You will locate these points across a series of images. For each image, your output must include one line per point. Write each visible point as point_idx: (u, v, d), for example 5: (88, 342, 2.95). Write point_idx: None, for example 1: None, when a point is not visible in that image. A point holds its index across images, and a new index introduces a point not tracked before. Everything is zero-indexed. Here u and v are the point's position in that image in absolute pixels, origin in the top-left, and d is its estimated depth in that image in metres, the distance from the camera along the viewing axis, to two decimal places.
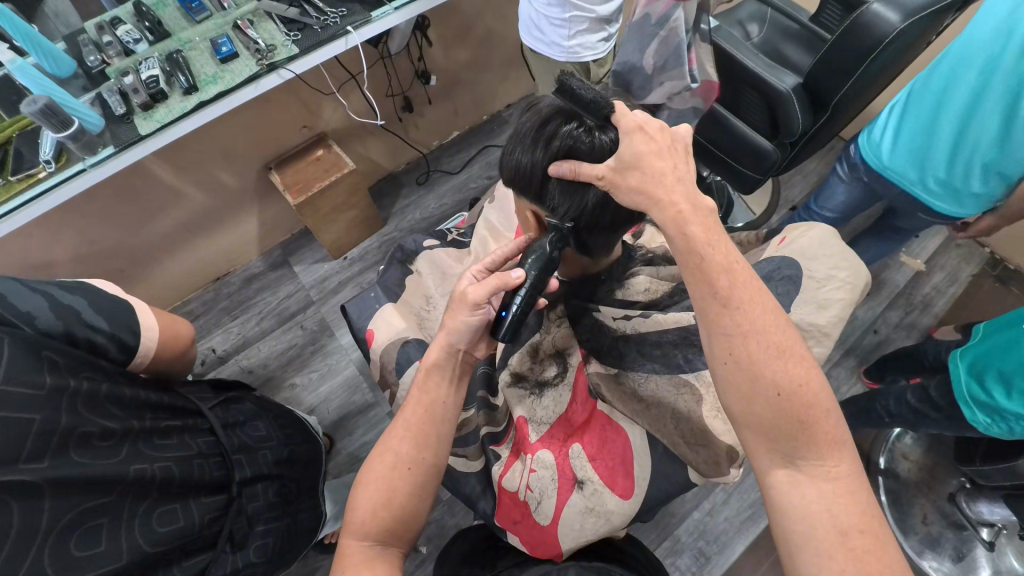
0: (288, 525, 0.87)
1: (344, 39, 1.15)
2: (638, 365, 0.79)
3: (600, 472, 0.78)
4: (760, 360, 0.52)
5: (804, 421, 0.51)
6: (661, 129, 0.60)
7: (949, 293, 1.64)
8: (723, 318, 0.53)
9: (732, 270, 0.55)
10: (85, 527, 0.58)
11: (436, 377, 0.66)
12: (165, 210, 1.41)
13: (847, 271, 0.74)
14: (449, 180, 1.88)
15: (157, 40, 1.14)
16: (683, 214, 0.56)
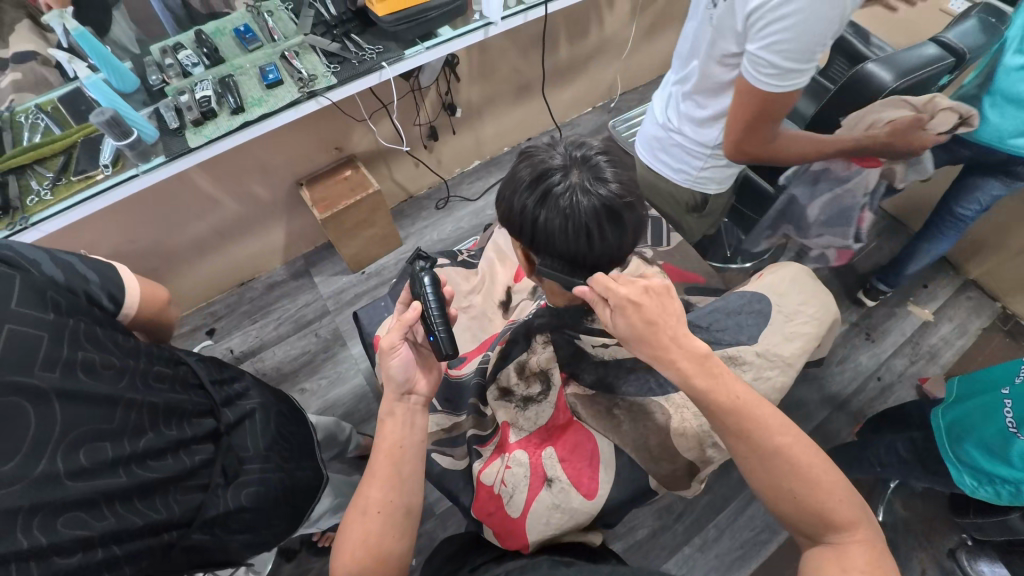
0: (293, 480, 0.89)
1: (378, 72, 1.26)
2: (622, 383, 0.82)
3: (569, 473, 0.81)
4: (776, 473, 0.57)
5: (824, 514, 0.56)
6: (647, 293, 0.64)
7: (955, 345, 1.64)
8: (739, 443, 0.59)
9: (738, 399, 0.60)
10: (83, 447, 0.60)
11: (390, 423, 0.74)
12: (202, 216, 1.53)
13: (814, 308, 0.79)
14: (467, 206, 1.98)
15: (213, 64, 1.27)
16: (683, 369, 0.61)
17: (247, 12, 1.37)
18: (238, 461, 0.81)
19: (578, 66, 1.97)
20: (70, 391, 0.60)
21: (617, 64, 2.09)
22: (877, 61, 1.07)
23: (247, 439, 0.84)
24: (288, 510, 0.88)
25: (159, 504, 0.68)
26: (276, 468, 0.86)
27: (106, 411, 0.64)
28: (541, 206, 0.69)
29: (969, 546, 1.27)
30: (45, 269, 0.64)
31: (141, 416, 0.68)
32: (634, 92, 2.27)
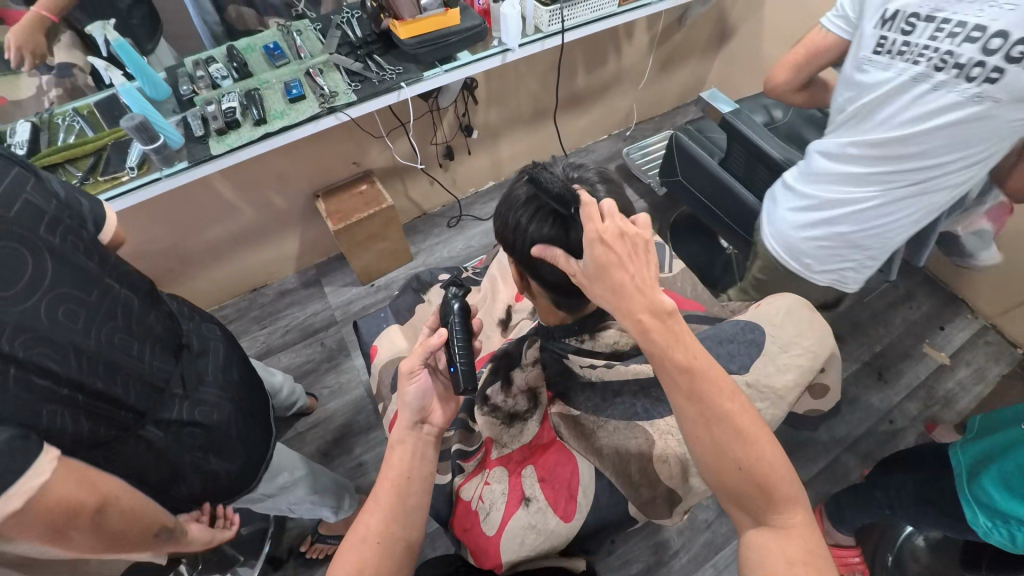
0: (241, 430, 0.90)
1: (397, 92, 1.31)
2: (603, 410, 0.82)
3: (547, 493, 0.82)
4: (723, 442, 0.58)
5: (765, 487, 0.57)
6: (620, 236, 0.63)
7: (973, 391, 1.59)
8: (687, 407, 0.59)
9: (692, 364, 0.60)
10: (68, 304, 0.65)
11: (399, 451, 0.74)
12: (220, 221, 1.58)
13: (810, 341, 0.78)
14: (478, 225, 2.01)
15: (241, 78, 1.33)
16: (642, 323, 0.60)
17: (276, 31, 1.44)
18: (195, 383, 0.84)
19: (595, 94, 2.01)
20: (65, 255, 0.66)
21: (633, 95, 2.12)
22: None
23: (209, 370, 0.87)
24: (232, 458, 0.88)
25: (121, 386, 0.71)
26: (231, 406, 0.89)
27: (93, 285, 0.69)
28: (535, 226, 0.71)
29: None
30: (50, 183, 0.70)
31: (120, 303, 0.73)
32: (650, 122, 2.30)
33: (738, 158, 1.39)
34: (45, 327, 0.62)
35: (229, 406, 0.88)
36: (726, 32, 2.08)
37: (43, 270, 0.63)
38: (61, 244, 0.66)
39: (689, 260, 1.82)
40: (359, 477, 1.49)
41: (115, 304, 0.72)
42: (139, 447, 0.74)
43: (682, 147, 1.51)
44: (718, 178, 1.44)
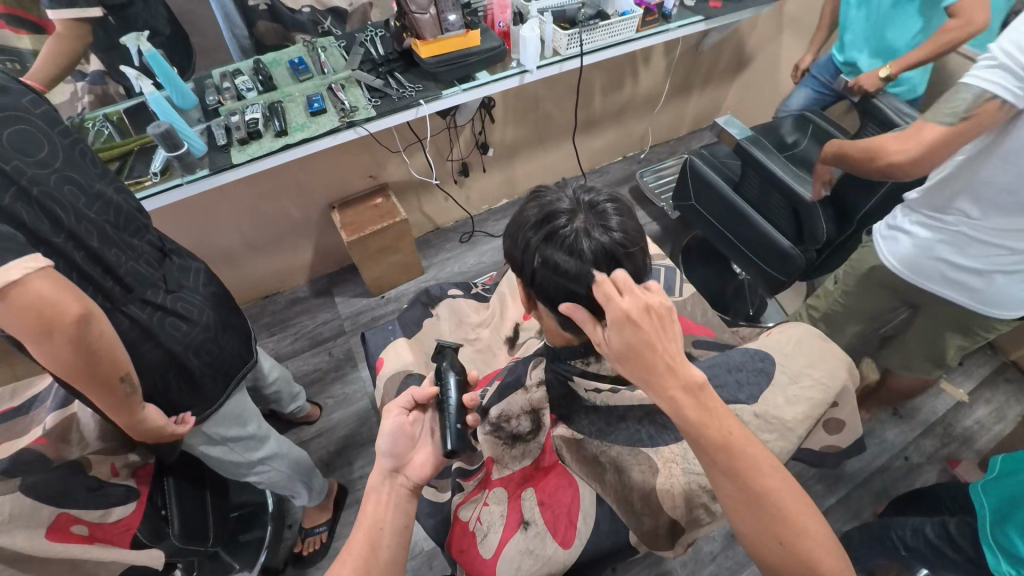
0: (215, 347, 0.94)
1: (415, 109, 1.33)
2: (607, 435, 0.80)
3: (546, 517, 0.81)
4: (764, 517, 0.54)
5: (812, 564, 0.53)
6: (646, 314, 0.59)
7: (993, 431, 1.54)
8: (724, 484, 0.56)
9: (728, 440, 0.57)
10: (71, 184, 0.72)
11: (382, 503, 0.68)
12: (237, 228, 1.61)
13: (821, 373, 0.76)
14: (489, 241, 2.02)
15: (265, 90, 1.37)
16: (676, 401, 0.57)
17: (302, 47, 1.48)
18: (177, 289, 0.89)
19: (611, 117, 2.03)
20: (74, 154, 0.75)
21: (649, 118, 2.14)
22: None
23: (191, 284, 0.93)
24: (201, 367, 0.91)
25: (110, 263, 0.76)
26: (208, 322, 0.93)
27: (96, 183, 0.77)
28: (544, 242, 0.71)
29: None
30: None
31: (116, 206, 0.80)
32: (665, 146, 2.31)
33: (754, 183, 1.38)
34: (50, 193, 0.69)
35: (206, 317, 0.92)
36: (743, 60, 2.10)
37: (55, 153, 0.72)
38: (70, 144, 0.75)
39: (701, 284, 1.80)
40: (359, 490, 1.48)
41: (112, 203, 0.80)
42: (115, 328, 0.78)
43: (697, 171, 1.50)
44: (734, 204, 1.43)
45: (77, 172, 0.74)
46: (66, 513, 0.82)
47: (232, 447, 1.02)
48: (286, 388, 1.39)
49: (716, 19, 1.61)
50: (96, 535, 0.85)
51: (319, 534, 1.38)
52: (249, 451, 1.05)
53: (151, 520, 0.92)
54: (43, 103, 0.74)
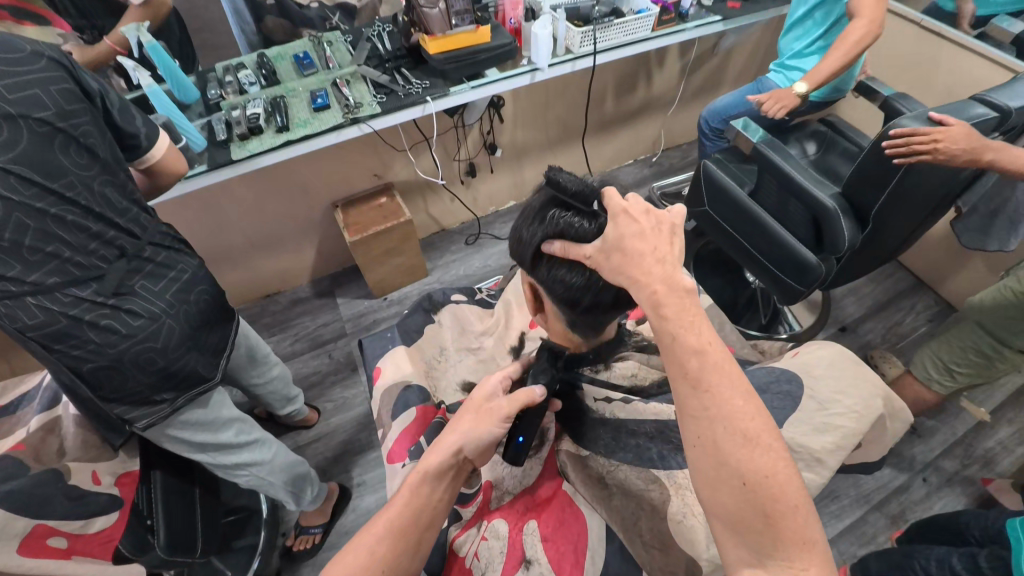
0: (162, 359, 0.84)
1: (422, 106, 1.28)
2: (613, 453, 0.75)
3: (550, 555, 0.71)
4: (726, 446, 0.44)
5: (774, 519, 0.42)
6: (646, 211, 0.55)
7: (1016, 453, 1.46)
8: (688, 396, 0.46)
9: (704, 351, 0.47)
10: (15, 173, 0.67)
11: (431, 483, 0.65)
12: (238, 227, 1.57)
13: (853, 400, 0.70)
14: (495, 244, 1.96)
15: (268, 85, 1.33)
16: (658, 296, 0.49)
17: (308, 42, 1.44)
18: (126, 290, 0.80)
19: (624, 120, 1.97)
20: (46, 143, 0.70)
21: (662, 122, 2.08)
22: (909, 116, 1.00)
23: (155, 287, 0.84)
24: (140, 375, 0.82)
25: (30, 253, 0.69)
26: (164, 332, 0.84)
27: (66, 175, 0.72)
28: (549, 237, 0.64)
29: None
30: (86, 80, 0.77)
31: (82, 201, 0.74)
32: (677, 149, 2.24)
33: (771, 189, 1.32)
34: None
35: (157, 326, 0.83)
36: (760, 64, 2.03)
37: (18, 139, 0.67)
38: (45, 133, 0.69)
39: (713, 294, 1.74)
40: (354, 499, 1.43)
41: (79, 197, 0.74)
42: (29, 316, 0.71)
43: (711, 175, 1.44)
44: (749, 210, 1.36)
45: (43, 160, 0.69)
46: (42, 523, 0.78)
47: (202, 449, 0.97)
48: (283, 390, 1.35)
49: (734, 20, 1.55)
50: (75, 547, 0.80)
51: (313, 534, 1.33)
52: (222, 454, 0.99)
53: (135, 532, 0.88)
54: (43, 92, 0.70)
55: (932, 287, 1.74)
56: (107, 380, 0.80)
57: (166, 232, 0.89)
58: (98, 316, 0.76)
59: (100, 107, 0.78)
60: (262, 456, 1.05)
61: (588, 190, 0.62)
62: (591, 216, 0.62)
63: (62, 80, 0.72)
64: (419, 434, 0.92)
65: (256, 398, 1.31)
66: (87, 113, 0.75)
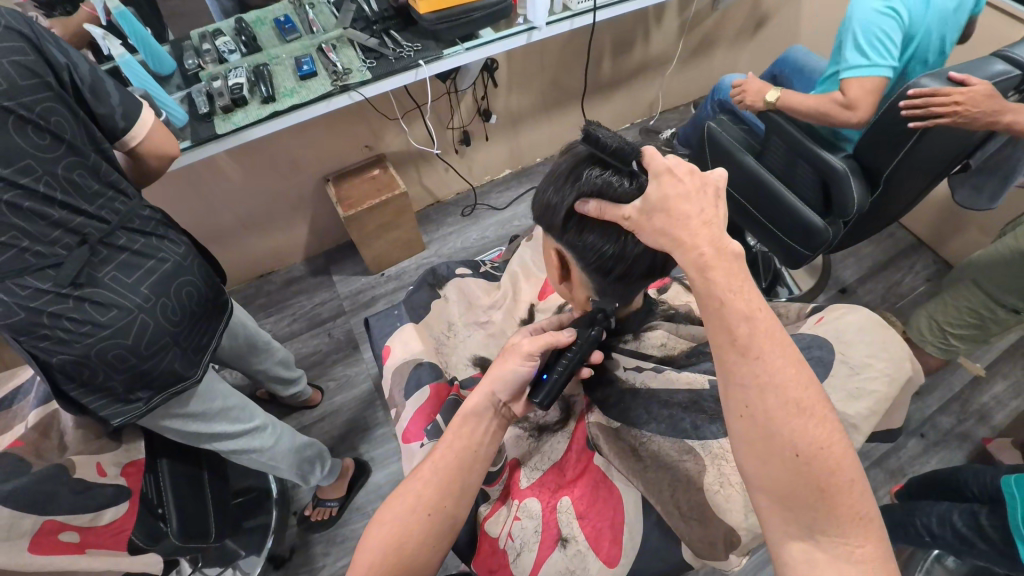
0: (134, 356, 0.79)
1: (415, 70, 1.21)
2: (645, 424, 0.78)
3: (586, 532, 0.75)
4: (779, 416, 0.46)
5: (827, 491, 0.45)
6: (690, 172, 0.56)
7: (1009, 407, 1.43)
8: (739, 366, 0.48)
9: (753, 317, 0.50)
10: None
11: (472, 422, 0.67)
12: (226, 206, 1.51)
13: (884, 364, 0.76)
14: (493, 215, 1.92)
15: (249, 53, 1.25)
16: (705, 258, 0.52)
17: (288, 3, 1.35)
18: (92, 282, 0.74)
19: (621, 81, 1.90)
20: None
21: (661, 82, 2.01)
22: (930, 77, 0.96)
23: (128, 278, 0.78)
24: (110, 372, 0.78)
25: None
26: (136, 329, 0.78)
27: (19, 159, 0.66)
28: (585, 196, 0.67)
29: None
30: (52, 52, 0.70)
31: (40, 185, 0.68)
32: (675, 111, 2.18)
33: (778, 152, 1.28)
34: None
35: (127, 323, 0.77)
36: (760, 19, 1.97)
37: None
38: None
39: None
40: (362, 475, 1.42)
41: (36, 184, 0.68)
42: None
43: (715, 137, 1.38)
44: (755, 173, 1.30)
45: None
46: (50, 520, 0.76)
47: (211, 424, 0.94)
48: (283, 371, 1.31)
49: None
50: (87, 541, 0.80)
51: (329, 506, 1.33)
52: (234, 424, 0.97)
53: (147, 522, 0.87)
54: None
55: (931, 246, 1.72)
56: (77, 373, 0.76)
57: (149, 215, 0.83)
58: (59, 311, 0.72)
59: (65, 83, 0.71)
60: (264, 436, 1.03)
61: (626, 148, 0.64)
62: (629, 176, 0.65)
63: (20, 52, 0.66)
64: (434, 413, 0.91)
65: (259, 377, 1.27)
66: (48, 90, 0.68)
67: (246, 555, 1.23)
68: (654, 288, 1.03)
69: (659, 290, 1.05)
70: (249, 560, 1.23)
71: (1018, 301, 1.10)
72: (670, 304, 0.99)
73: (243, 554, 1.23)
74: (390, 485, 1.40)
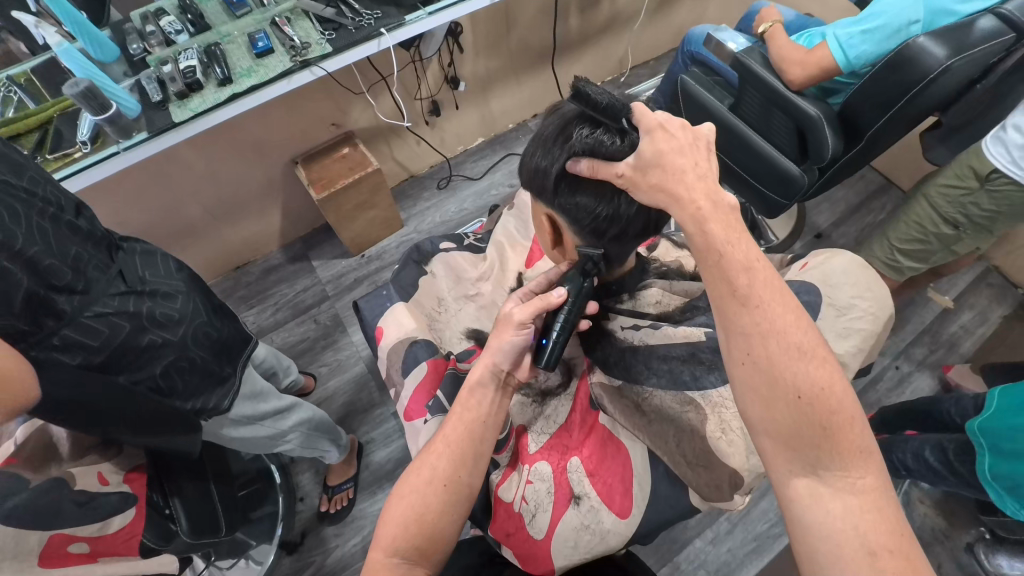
0: (214, 330, 0.86)
1: (377, 40, 1.16)
2: (646, 379, 0.81)
3: (598, 489, 0.78)
4: (781, 360, 0.49)
5: (828, 428, 0.48)
6: (683, 126, 0.60)
7: (977, 334, 1.48)
8: (741, 315, 0.51)
9: (752, 269, 0.52)
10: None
11: (478, 393, 0.68)
12: (194, 198, 1.45)
13: (869, 302, 0.82)
14: (470, 186, 1.89)
15: (198, 32, 1.17)
16: (703, 212, 0.55)
17: None
18: (147, 281, 0.80)
19: (590, 37, 1.85)
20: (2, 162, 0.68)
21: (629, 38, 1.97)
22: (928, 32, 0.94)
23: (163, 271, 0.84)
24: (204, 354, 0.84)
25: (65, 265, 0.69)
26: (198, 305, 0.85)
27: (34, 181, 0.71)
28: (577, 155, 0.67)
29: (987, 540, 1.15)
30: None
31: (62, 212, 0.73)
32: (646, 66, 2.15)
33: (753, 100, 1.25)
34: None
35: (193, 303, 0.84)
36: None
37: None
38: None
39: None
40: (364, 455, 1.43)
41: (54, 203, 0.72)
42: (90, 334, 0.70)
43: (689, 92, 1.34)
44: (732, 127, 1.28)
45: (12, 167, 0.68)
46: (58, 534, 0.76)
47: (263, 423, 0.97)
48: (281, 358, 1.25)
49: None
50: (97, 550, 0.80)
51: (345, 491, 1.34)
52: (281, 423, 1.00)
53: (158, 522, 0.86)
54: None
55: (900, 186, 1.75)
56: (179, 370, 0.80)
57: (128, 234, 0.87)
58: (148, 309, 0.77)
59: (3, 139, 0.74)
60: (291, 435, 1.04)
61: (618, 104, 0.63)
62: (620, 134, 0.65)
63: None
64: (434, 389, 0.92)
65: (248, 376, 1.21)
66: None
67: (257, 544, 1.26)
68: (645, 246, 1.04)
69: (649, 248, 1.05)
70: (261, 549, 1.26)
71: (963, 218, 1.15)
72: (662, 261, 1.00)
73: (254, 544, 1.25)
74: (393, 462, 1.42)
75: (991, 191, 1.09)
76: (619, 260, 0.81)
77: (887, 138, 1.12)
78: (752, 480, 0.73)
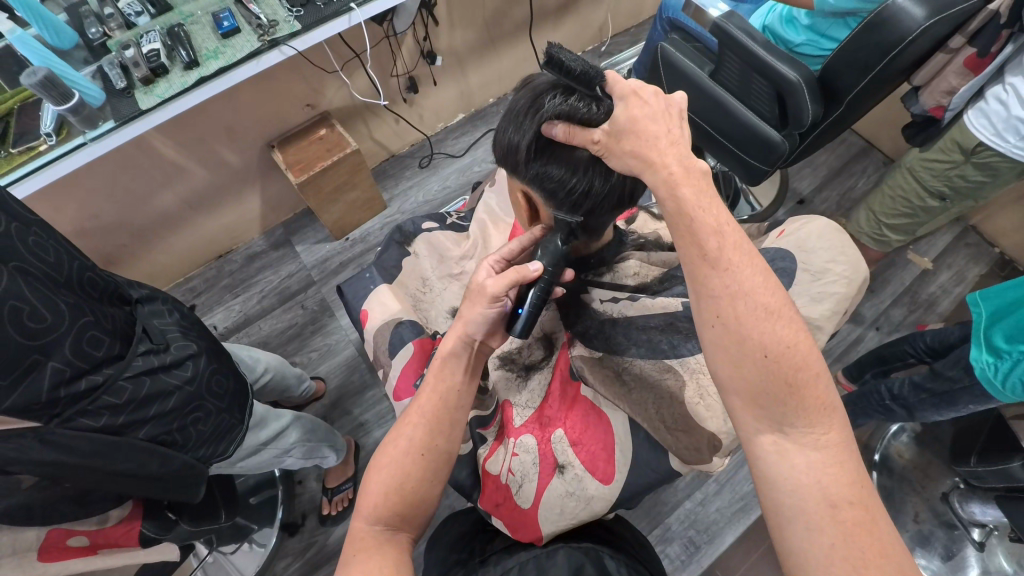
0: (224, 378, 0.84)
1: (347, 15, 1.13)
2: (628, 348, 0.83)
3: (582, 458, 0.80)
4: (749, 320, 0.50)
5: (795, 385, 0.49)
6: (655, 94, 0.60)
7: (953, 294, 1.51)
8: (711, 277, 0.52)
9: (721, 232, 0.53)
10: (32, 281, 0.61)
11: (450, 364, 0.67)
12: (169, 186, 1.42)
13: (844, 267, 0.84)
14: (450, 164, 1.87)
15: (159, 13, 1.13)
16: (675, 176, 0.55)
17: None
18: (157, 334, 0.77)
19: (568, 4, 1.81)
20: (29, 240, 0.64)
21: (609, 5, 1.93)
22: None
23: (169, 319, 0.82)
24: (215, 403, 0.82)
25: (88, 345, 0.66)
26: (207, 355, 0.82)
27: (51, 243, 0.67)
28: (550, 120, 0.66)
29: (961, 488, 1.20)
30: None
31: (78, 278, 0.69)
32: (626, 34, 2.12)
33: (733, 68, 1.23)
34: (21, 288, 0.59)
35: (203, 351, 0.81)
36: None
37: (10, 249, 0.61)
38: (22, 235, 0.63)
39: None
40: (360, 437, 1.45)
41: (67, 268, 0.68)
42: (117, 396, 0.69)
43: (670, 61, 1.33)
44: (711, 95, 1.27)
45: (31, 230, 0.65)
46: (56, 528, 0.77)
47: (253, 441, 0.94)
48: (287, 372, 1.20)
49: None
50: (98, 542, 0.82)
51: (346, 491, 1.35)
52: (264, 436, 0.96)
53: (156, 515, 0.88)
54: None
55: (882, 149, 1.76)
56: (195, 424, 0.79)
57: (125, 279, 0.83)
58: (160, 367, 0.74)
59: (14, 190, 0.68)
60: (296, 450, 1.04)
61: (591, 72, 0.62)
62: (595, 101, 0.65)
63: None
64: (421, 367, 0.94)
65: (261, 399, 1.15)
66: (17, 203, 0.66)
67: (258, 528, 1.29)
68: (623, 219, 1.05)
69: (628, 220, 1.07)
70: (262, 532, 1.28)
71: (945, 189, 1.18)
72: (640, 233, 1.02)
73: (256, 527, 1.28)
74: None
75: (976, 163, 1.11)
76: (597, 232, 0.80)
77: (868, 101, 1.12)
78: (729, 441, 0.77)
